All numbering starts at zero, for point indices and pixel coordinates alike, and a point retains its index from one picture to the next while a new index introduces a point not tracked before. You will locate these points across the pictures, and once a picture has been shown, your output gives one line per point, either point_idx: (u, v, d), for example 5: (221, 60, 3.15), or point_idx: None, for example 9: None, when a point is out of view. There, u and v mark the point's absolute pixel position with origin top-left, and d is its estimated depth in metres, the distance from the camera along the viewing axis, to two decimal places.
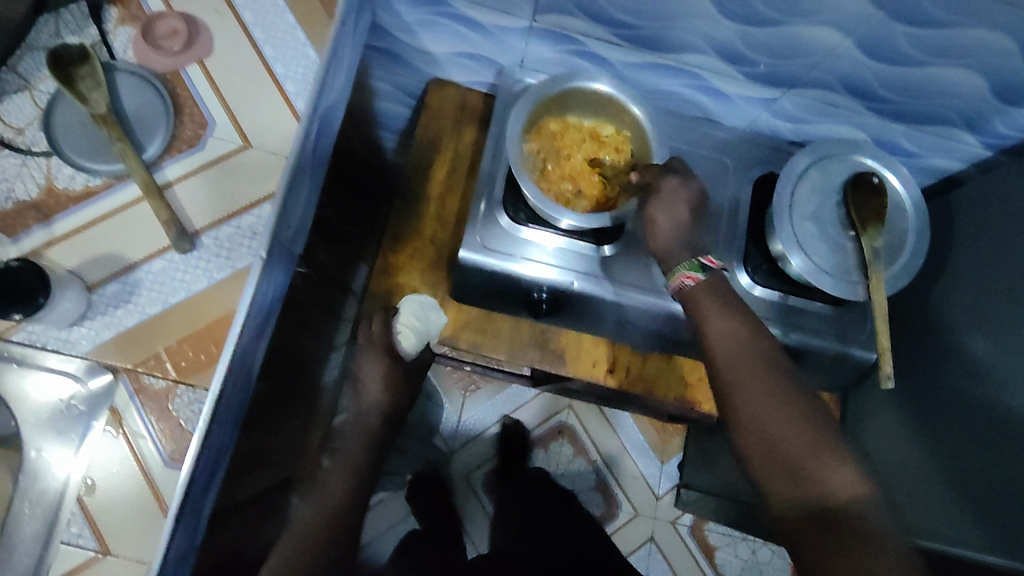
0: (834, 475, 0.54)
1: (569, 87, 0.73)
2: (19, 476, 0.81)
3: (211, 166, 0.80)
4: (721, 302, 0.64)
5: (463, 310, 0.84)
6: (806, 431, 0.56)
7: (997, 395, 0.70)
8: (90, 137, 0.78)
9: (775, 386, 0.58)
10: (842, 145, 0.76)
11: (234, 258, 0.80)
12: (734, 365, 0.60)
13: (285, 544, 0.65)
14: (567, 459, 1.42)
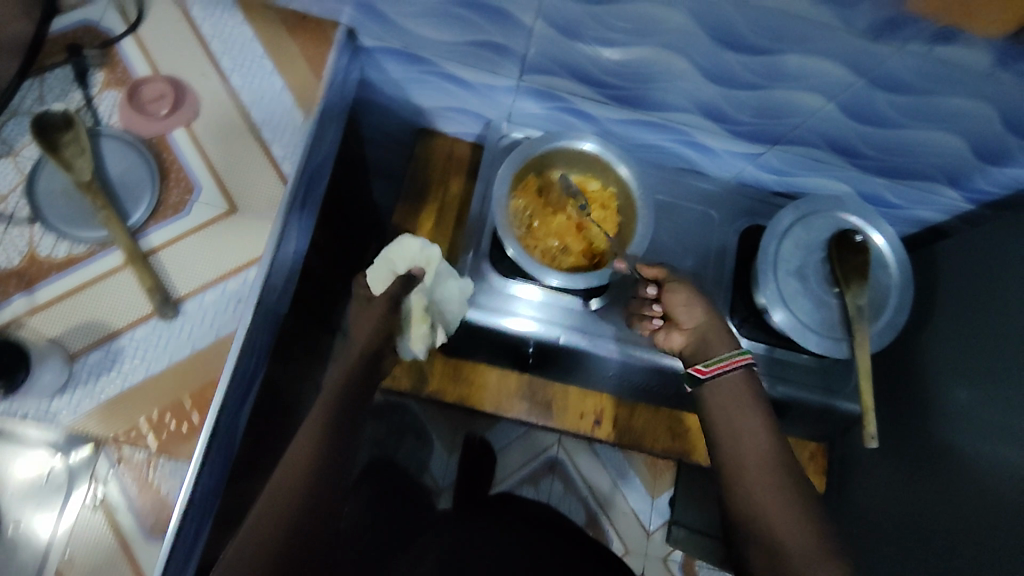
0: None
1: (555, 147, 0.75)
2: None
3: (197, 231, 0.62)
4: (751, 403, 0.64)
5: (449, 362, 0.84)
6: (820, 541, 0.56)
7: (996, 443, 0.69)
8: (73, 204, 0.61)
9: (795, 494, 0.59)
10: (826, 202, 0.77)
11: (219, 327, 0.61)
12: (756, 480, 0.60)
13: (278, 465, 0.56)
14: (558, 496, 1.41)
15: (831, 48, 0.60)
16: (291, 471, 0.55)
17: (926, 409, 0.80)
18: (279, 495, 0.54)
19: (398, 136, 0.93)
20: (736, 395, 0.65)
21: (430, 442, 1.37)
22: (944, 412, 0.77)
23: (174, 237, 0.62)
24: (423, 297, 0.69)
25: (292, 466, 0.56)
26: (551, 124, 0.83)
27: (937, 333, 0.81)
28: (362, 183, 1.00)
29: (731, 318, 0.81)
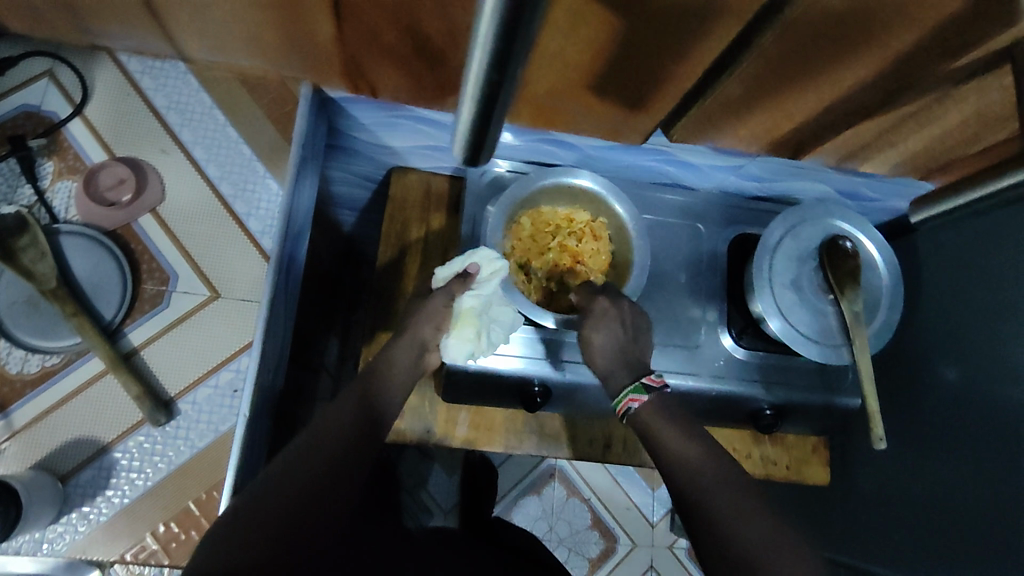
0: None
1: (544, 185, 0.76)
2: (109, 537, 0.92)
3: (177, 321, 0.96)
4: (674, 420, 0.61)
5: (453, 407, 0.82)
6: (755, 531, 0.52)
7: (996, 397, 0.69)
8: (49, 313, 0.91)
9: (745, 500, 0.54)
10: (814, 209, 0.78)
11: (217, 419, 0.95)
12: (711, 489, 0.55)
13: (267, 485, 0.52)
14: (560, 507, 1.25)
15: (803, 64, 0.60)
16: (309, 459, 0.54)
17: (915, 398, 0.79)
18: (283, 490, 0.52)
19: (368, 177, 0.89)
20: (668, 411, 0.62)
21: (428, 463, 1.21)
22: (934, 400, 0.77)
23: (149, 331, 0.95)
24: (475, 301, 0.68)
25: (306, 467, 0.54)
26: (530, 154, 0.81)
27: (921, 323, 0.81)
28: (336, 225, 0.96)
29: (729, 331, 0.80)
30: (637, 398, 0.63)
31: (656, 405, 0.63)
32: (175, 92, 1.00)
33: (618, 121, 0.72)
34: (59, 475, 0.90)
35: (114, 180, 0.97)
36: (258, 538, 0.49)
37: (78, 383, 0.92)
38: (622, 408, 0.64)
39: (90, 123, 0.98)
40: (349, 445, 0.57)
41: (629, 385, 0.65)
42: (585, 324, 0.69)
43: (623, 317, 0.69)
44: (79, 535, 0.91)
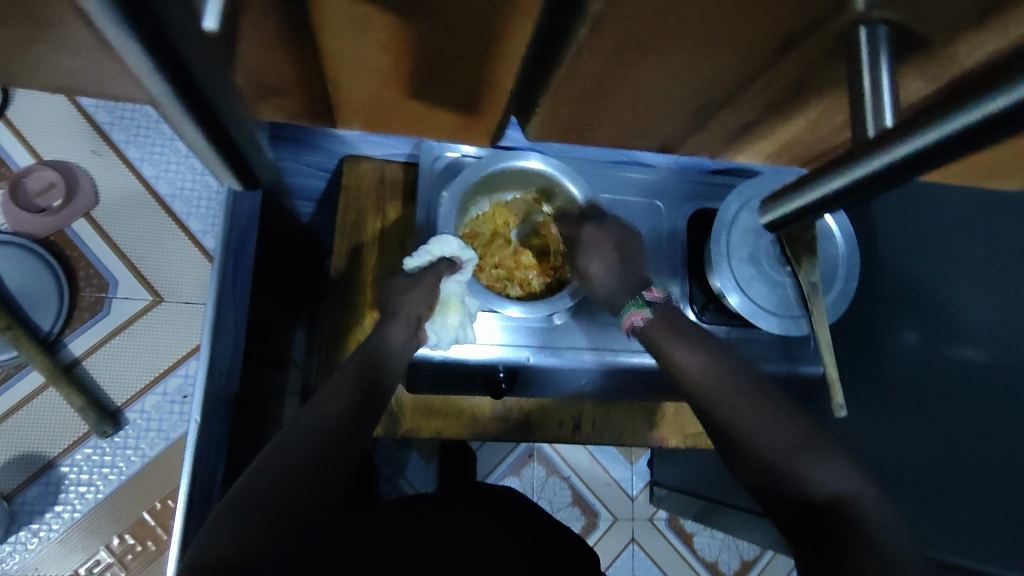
0: (824, 475, 0.46)
1: (498, 169, 0.74)
2: (62, 551, 0.90)
3: (121, 328, 0.95)
4: (687, 327, 0.59)
5: (419, 398, 0.81)
6: (787, 427, 0.49)
7: (950, 350, 0.71)
8: None
9: (766, 395, 0.52)
10: (769, 181, 0.77)
11: (167, 429, 0.94)
12: (732, 396, 0.52)
13: (280, 440, 0.49)
14: (540, 486, 1.26)
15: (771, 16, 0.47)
16: (311, 429, 0.50)
17: (876, 364, 0.80)
18: (293, 443, 0.49)
19: (319, 167, 0.87)
20: (675, 324, 0.60)
21: (406, 450, 1.20)
22: (893, 364, 0.78)
23: (91, 342, 0.94)
24: (457, 283, 0.67)
25: (321, 413, 0.51)
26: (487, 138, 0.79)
27: (885, 293, 0.81)
28: (293, 216, 0.94)
29: (692, 307, 0.80)
30: (639, 315, 0.61)
31: (659, 316, 0.61)
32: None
33: (465, 124, 0.72)
34: (3, 496, 0.89)
35: (45, 185, 0.95)
36: (258, 522, 0.44)
37: (21, 397, 0.91)
38: (626, 324, 0.63)
39: (15, 127, 0.96)
40: (348, 421, 0.52)
41: (630, 300, 0.63)
42: (581, 255, 0.68)
43: (615, 235, 0.68)
44: (29, 554, 0.89)
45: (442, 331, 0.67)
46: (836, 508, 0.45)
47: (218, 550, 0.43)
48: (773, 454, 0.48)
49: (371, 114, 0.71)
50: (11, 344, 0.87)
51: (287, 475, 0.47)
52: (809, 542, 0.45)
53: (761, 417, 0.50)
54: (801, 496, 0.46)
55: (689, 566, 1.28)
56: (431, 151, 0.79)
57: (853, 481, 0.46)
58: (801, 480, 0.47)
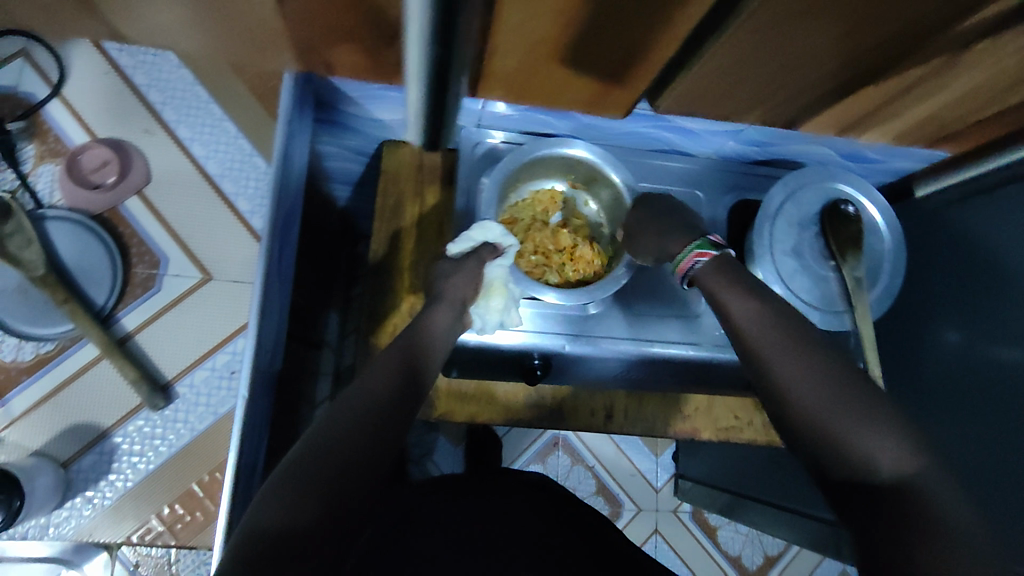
0: (882, 452, 0.44)
1: (540, 156, 0.73)
2: (114, 517, 0.93)
3: (173, 304, 0.97)
4: (744, 283, 0.56)
5: (453, 382, 0.82)
6: (849, 397, 0.47)
7: (999, 349, 0.69)
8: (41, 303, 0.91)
9: (827, 364, 0.49)
10: (815, 172, 0.76)
11: (216, 404, 0.97)
12: (788, 360, 0.50)
13: (329, 415, 0.50)
14: (565, 475, 1.26)
15: None
16: (360, 407, 0.51)
17: (920, 360, 0.79)
18: (340, 416, 0.50)
19: (359, 151, 0.87)
20: (735, 278, 0.57)
21: (433, 434, 1.21)
22: (939, 360, 0.76)
23: (143, 318, 0.96)
24: (501, 268, 0.68)
25: (368, 390, 0.52)
26: (527, 124, 0.79)
27: (931, 290, 0.79)
28: (331, 199, 0.95)
29: None
30: (702, 255, 0.61)
31: (721, 259, 0.60)
32: (156, 70, 0.99)
33: (601, 94, 0.70)
34: (59, 463, 0.92)
35: (100, 162, 0.97)
36: (310, 492, 0.46)
37: (75, 368, 0.94)
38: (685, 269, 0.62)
39: (69, 103, 0.97)
40: (394, 402, 0.53)
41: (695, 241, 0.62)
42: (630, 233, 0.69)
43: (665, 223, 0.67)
44: (84, 519, 0.93)
45: (483, 315, 0.67)
46: (894, 487, 0.43)
47: (273, 521, 0.44)
48: (821, 418, 0.47)
49: (511, 92, 0.71)
50: (69, 317, 0.90)
51: (337, 452, 0.47)
52: (861, 522, 0.44)
53: (812, 379, 0.48)
54: (855, 470, 0.45)
55: (712, 559, 1.28)
56: (472, 136, 0.78)
57: (912, 457, 0.43)
58: (857, 454, 0.45)
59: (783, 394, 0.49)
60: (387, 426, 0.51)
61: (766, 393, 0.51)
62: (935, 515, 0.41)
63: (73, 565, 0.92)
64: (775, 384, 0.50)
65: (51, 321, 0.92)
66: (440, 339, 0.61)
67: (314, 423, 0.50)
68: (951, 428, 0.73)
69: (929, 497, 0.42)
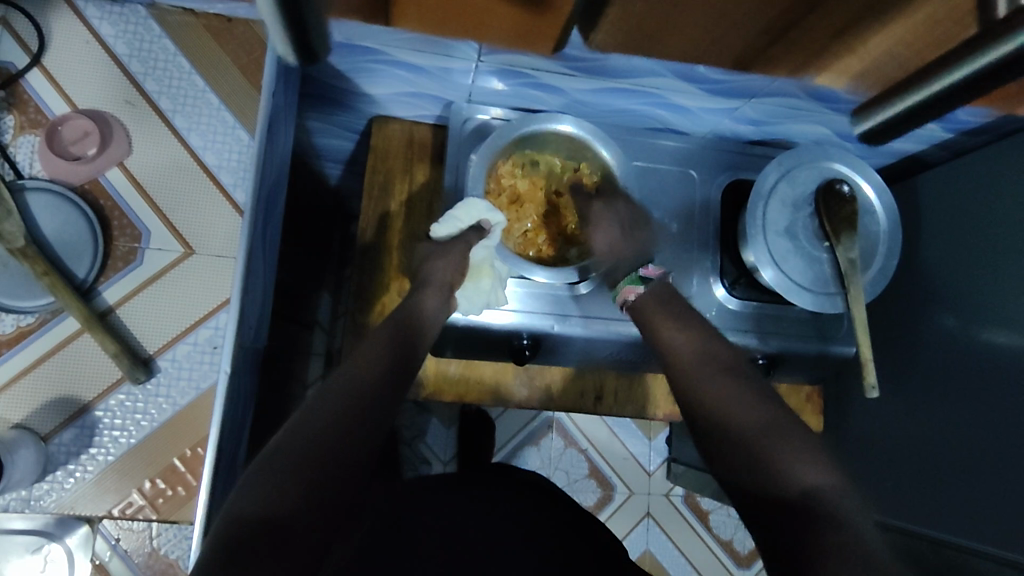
0: (798, 468, 0.48)
1: (529, 132, 0.72)
2: (92, 493, 0.94)
3: (156, 278, 0.97)
4: (672, 312, 0.64)
5: (442, 362, 0.81)
6: (761, 417, 0.52)
7: (995, 334, 0.68)
8: (20, 275, 0.91)
9: (745, 390, 0.55)
10: (811, 152, 0.74)
11: (199, 379, 0.97)
12: (708, 381, 0.56)
13: (314, 400, 0.50)
14: (558, 458, 1.26)
15: None
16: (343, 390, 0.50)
17: (912, 345, 0.78)
18: (325, 401, 0.49)
19: (349, 129, 0.86)
20: (663, 304, 0.65)
21: (425, 416, 1.22)
22: (930, 346, 0.76)
23: (124, 292, 0.96)
24: (488, 248, 0.67)
25: (354, 373, 0.52)
26: (517, 100, 0.78)
27: (926, 274, 0.78)
28: (321, 178, 0.93)
29: (722, 282, 0.78)
30: (633, 290, 0.67)
31: (656, 294, 0.66)
32: (151, 58, 0.98)
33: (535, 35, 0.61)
34: (40, 436, 0.92)
35: (80, 133, 0.96)
36: (297, 477, 0.45)
37: (57, 341, 0.94)
38: (621, 298, 0.69)
39: (49, 73, 0.96)
40: (379, 384, 0.52)
41: (629, 275, 0.68)
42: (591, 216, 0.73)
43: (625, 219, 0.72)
44: (65, 493, 0.93)
45: (469, 292, 0.67)
46: (803, 498, 0.46)
47: (252, 506, 0.44)
48: (748, 437, 0.51)
49: (449, 32, 0.63)
50: (49, 290, 0.89)
51: (322, 437, 0.47)
52: (776, 535, 0.47)
53: (745, 404, 0.54)
54: (769, 486, 0.48)
55: (703, 543, 1.29)
56: (462, 112, 0.77)
57: (826, 477, 0.48)
58: (775, 471, 0.49)
59: (716, 424, 0.53)
60: (370, 404, 0.51)
61: (698, 424, 0.55)
62: (846, 525, 0.44)
63: (58, 538, 0.94)
64: (702, 405, 0.55)
65: (26, 296, 0.91)
66: (426, 320, 0.61)
67: (298, 409, 0.50)
68: (944, 413, 0.72)
69: (841, 508, 0.46)
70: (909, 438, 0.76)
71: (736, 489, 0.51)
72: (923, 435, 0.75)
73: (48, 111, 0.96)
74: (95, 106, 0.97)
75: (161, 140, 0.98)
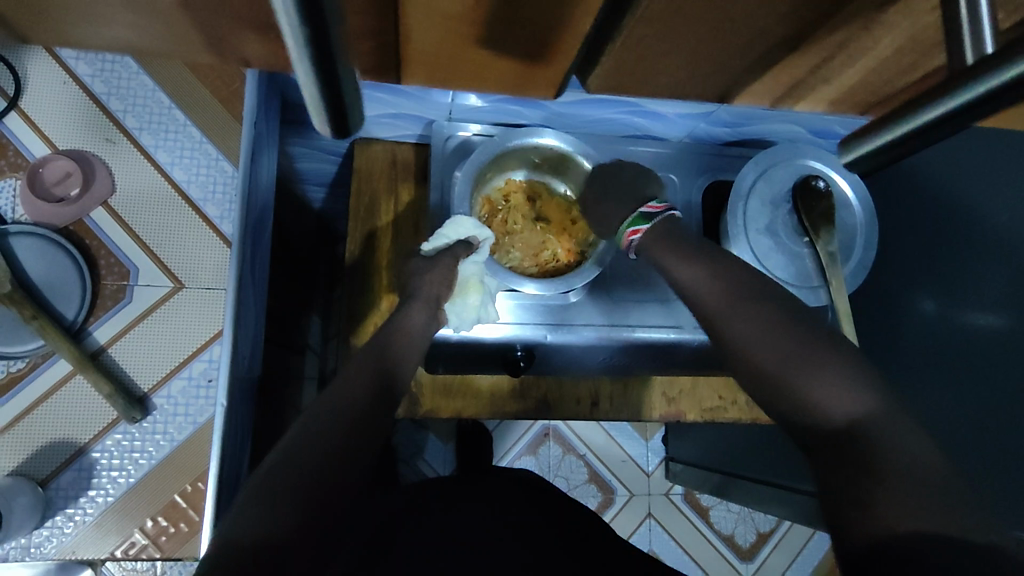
0: (831, 402, 0.45)
1: (510, 147, 0.73)
2: (90, 536, 0.93)
3: (147, 313, 0.96)
4: (681, 254, 0.59)
5: (437, 378, 0.81)
6: (792, 351, 0.49)
7: (973, 316, 0.71)
8: (8, 322, 0.89)
9: (774, 322, 0.51)
10: (786, 150, 0.76)
11: (195, 413, 0.96)
12: (739, 321, 0.52)
13: (304, 420, 0.49)
14: (556, 465, 1.27)
15: None
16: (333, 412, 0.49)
17: (895, 331, 0.79)
18: (316, 420, 0.49)
19: (331, 152, 0.86)
20: (677, 244, 0.60)
21: (422, 432, 1.21)
22: (913, 330, 0.77)
23: (115, 331, 0.95)
24: (477, 264, 0.68)
25: (345, 390, 0.51)
26: (498, 116, 0.78)
27: (903, 262, 0.80)
28: (306, 202, 0.93)
29: None
30: (636, 232, 0.64)
31: (656, 233, 0.62)
32: (130, 96, 0.98)
33: (524, 72, 0.64)
34: (38, 482, 0.91)
35: (63, 175, 0.96)
36: (288, 498, 0.44)
37: (48, 385, 0.93)
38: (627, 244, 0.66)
39: (28, 117, 0.96)
40: (370, 402, 0.51)
41: (628, 218, 0.66)
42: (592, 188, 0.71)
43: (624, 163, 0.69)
44: (66, 537, 0.92)
45: (462, 306, 0.67)
46: (850, 430, 0.44)
47: (250, 531, 0.42)
48: (777, 371, 0.49)
49: (438, 71, 0.64)
50: (38, 333, 0.88)
51: (320, 454, 0.47)
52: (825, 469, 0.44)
53: (760, 335, 0.51)
54: (813, 419, 0.46)
55: (705, 539, 1.30)
56: (443, 130, 0.77)
57: (867, 401, 0.44)
58: (813, 405, 0.46)
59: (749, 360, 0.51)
60: (362, 421, 0.50)
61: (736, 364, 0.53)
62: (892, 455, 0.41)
63: None
64: (732, 341, 0.53)
65: (13, 342, 0.90)
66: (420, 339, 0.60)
67: (289, 429, 0.49)
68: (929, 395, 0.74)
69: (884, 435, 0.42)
70: None
71: (782, 410, 0.49)
72: None
73: (30, 155, 0.95)
74: (75, 148, 0.96)
75: (144, 175, 0.98)
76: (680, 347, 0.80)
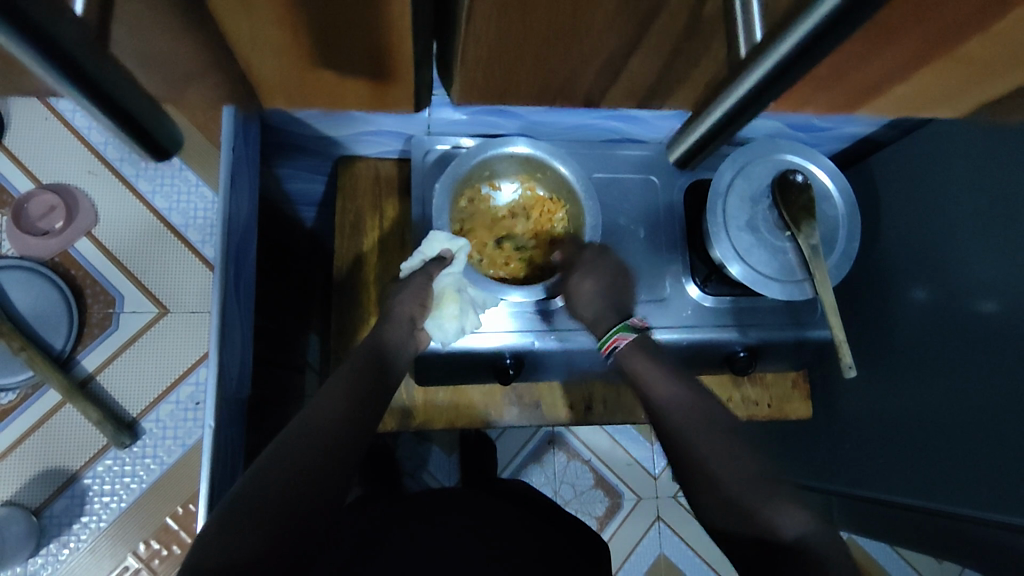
0: (781, 515, 0.48)
1: (485, 158, 0.74)
2: (82, 562, 0.94)
3: (132, 339, 0.98)
4: (656, 362, 0.60)
5: (429, 391, 0.82)
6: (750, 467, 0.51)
7: (966, 303, 0.70)
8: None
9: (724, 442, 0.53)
10: (762, 147, 0.77)
11: (184, 435, 0.97)
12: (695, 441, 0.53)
13: (284, 444, 0.49)
14: (561, 472, 1.27)
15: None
16: (316, 436, 0.49)
17: (888, 323, 0.79)
18: (299, 446, 0.49)
19: (314, 171, 0.87)
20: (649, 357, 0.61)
21: (426, 445, 1.21)
22: (905, 321, 0.77)
23: (105, 357, 0.97)
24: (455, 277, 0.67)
25: (325, 412, 0.52)
26: (475, 128, 0.79)
27: (892, 252, 0.80)
28: (296, 222, 0.95)
29: (694, 280, 0.79)
30: (622, 338, 0.62)
31: (641, 342, 0.62)
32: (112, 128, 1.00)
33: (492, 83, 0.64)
34: (31, 510, 0.92)
35: (46, 209, 0.98)
36: (255, 524, 0.45)
37: (39, 414, 0.94)
38: (608, 348, 0.63)
39: (13, 153, 0.98)
40: (350, 418, 0.52)
41: (617, 324, 0.64)
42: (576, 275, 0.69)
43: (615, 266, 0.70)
44: (60, 565, 0.93)
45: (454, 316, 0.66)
46: (796, 547, 0.46)
47: (218, 557, 0.43)
48: (737, 491, 0.50)
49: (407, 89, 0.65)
50: (27, 364, 0.91)
51: (292, 482, 0.47)
52: None
53: (727, 457, 0.52)
54: (759, 533, 0.48)
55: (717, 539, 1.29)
56: (422, 144, 0.78)
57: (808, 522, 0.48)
58: (763, 523, 0.48)
59: (697, 471, 0.52)
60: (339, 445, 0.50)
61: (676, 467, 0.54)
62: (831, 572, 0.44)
63: None
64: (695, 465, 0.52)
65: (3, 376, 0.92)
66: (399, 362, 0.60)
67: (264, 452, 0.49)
68: (927, 383, 0.74)
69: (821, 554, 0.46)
70: (898, 413, 0.77)
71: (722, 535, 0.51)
72: (907, 408, 0.76)
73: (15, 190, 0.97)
74: (60, 182, 0.99)
75: (131, 204, 1.00)
76: (667, 347, 0.79)
